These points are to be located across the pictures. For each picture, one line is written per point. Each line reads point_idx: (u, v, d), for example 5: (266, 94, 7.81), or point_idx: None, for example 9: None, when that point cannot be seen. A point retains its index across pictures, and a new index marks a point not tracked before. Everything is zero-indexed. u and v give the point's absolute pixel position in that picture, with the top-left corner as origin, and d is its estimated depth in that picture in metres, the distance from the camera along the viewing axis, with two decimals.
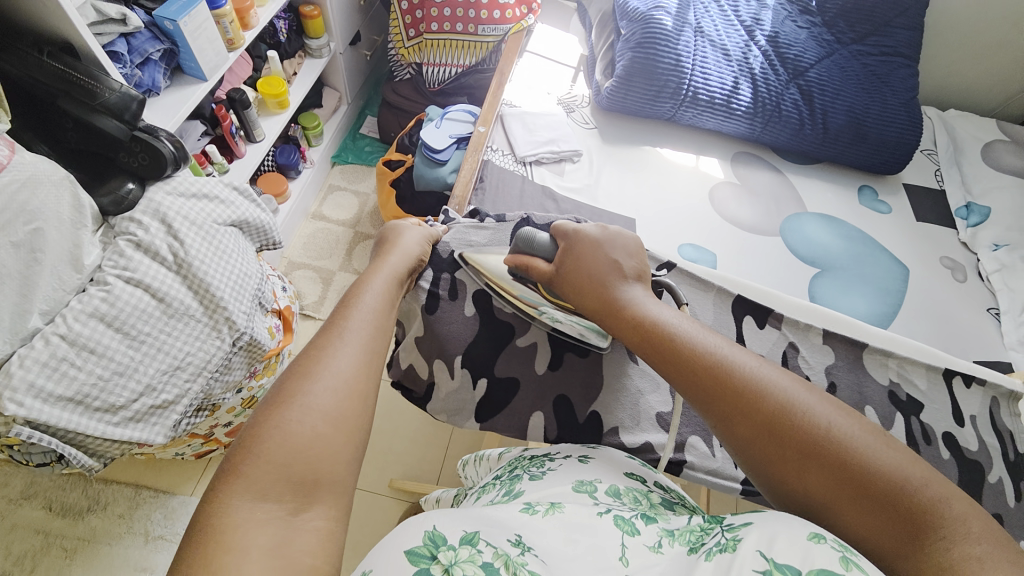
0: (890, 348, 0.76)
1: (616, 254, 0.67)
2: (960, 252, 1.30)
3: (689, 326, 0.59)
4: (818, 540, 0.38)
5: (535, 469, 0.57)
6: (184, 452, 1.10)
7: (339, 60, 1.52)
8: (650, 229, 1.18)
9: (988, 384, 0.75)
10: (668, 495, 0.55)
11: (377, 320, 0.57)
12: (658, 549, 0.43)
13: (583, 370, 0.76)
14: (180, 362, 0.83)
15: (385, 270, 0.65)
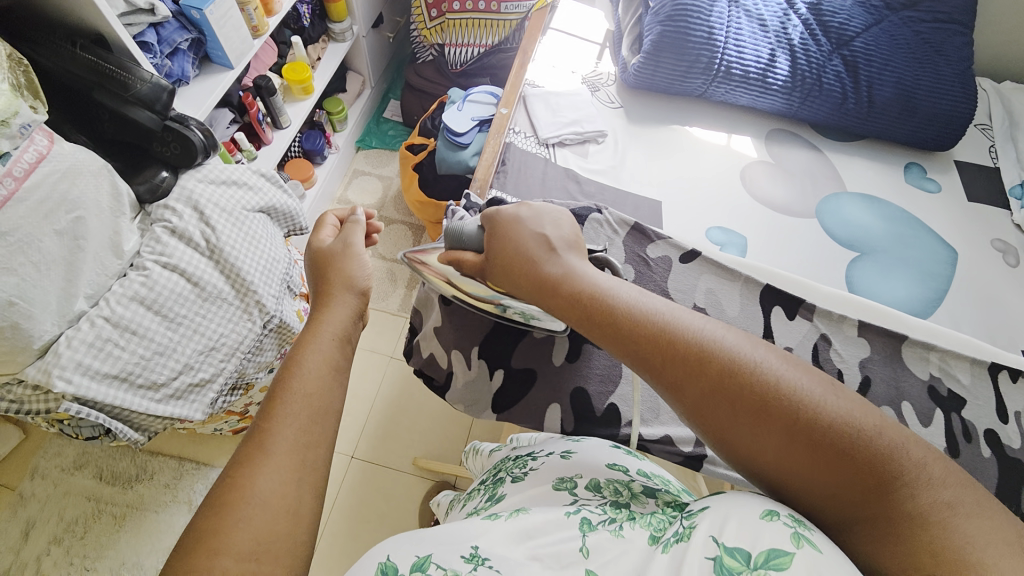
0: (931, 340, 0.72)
1: (545, 227, 0.62)
2: (1018, 234, 1.20)
3: (631, 296, 0.53)
4: (771, 516, 0.39)
5: (518, 470, 0.58)
6: (221, 428, 1.16)
7: (362, 43, 1.52)
8: (676, 212, 1.14)
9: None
10: (651, 481, 0.53)
11: (310, 406, 0.50)
12: (618, 533, 0.43)
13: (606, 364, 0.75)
14: (215, 343, 0.87)
15: (332, 323, 0.61)
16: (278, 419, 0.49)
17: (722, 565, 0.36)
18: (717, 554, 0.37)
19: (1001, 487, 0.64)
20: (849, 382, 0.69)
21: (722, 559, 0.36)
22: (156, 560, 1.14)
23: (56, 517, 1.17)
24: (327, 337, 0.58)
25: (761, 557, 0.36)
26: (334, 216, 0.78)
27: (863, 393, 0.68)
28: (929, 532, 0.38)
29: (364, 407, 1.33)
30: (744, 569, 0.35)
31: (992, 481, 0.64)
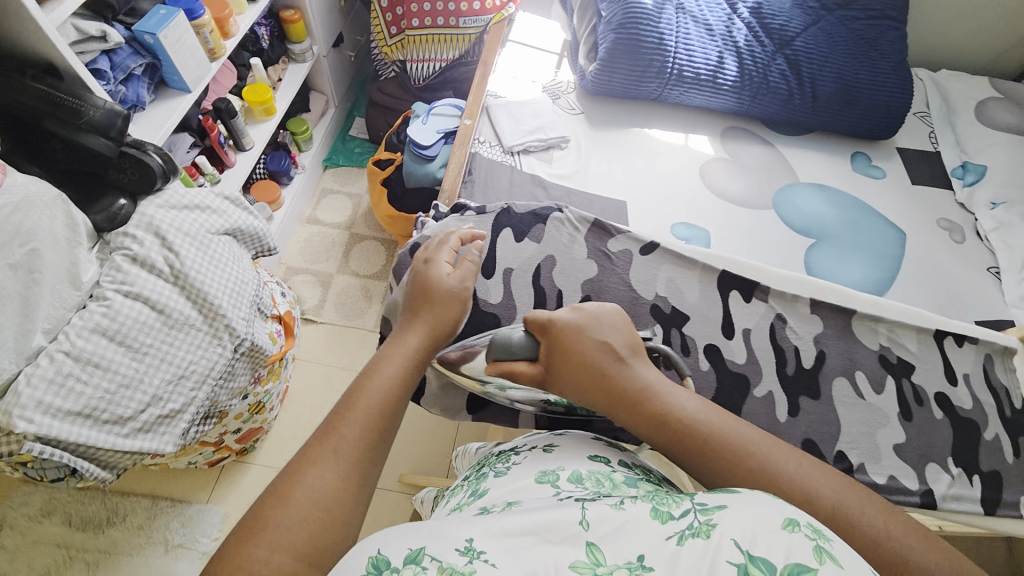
0: (879, 312, 0.76)
1: (604, 333, 0.62)
2: (959, 212, 1.28)
3: (694, 406, 0.58)
4: (793, 528, 0.38)
5: (500, 465, 0.59)
6: (197, 460, 1.12)
7: (323, 62, 1.52)
8: (641, 211, 1.18)
9: (980, 342, 0.75)
10: (631, 472, 0.55)
11: (358, 443, 0.53)
12: (619, 507, 0.43)
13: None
14: (184, 371, 0.85)
15: (402, 344, 0.62)
16: (337, 433, 0.54)
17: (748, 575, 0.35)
18: (741, 562, 0.36)
19: (954, 446, 0.68)
20: (806, 358, 0.72)
21: (748, 569, 0.35)
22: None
23: (21, 570, 1.10)
24: (395, 360, 0.61)
25: (786, 572, 0.35)
26: (462, 237, 0.74)
27: (819, 367, 0.71)
28: None
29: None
30: None
31: (945, 441, 0.68)
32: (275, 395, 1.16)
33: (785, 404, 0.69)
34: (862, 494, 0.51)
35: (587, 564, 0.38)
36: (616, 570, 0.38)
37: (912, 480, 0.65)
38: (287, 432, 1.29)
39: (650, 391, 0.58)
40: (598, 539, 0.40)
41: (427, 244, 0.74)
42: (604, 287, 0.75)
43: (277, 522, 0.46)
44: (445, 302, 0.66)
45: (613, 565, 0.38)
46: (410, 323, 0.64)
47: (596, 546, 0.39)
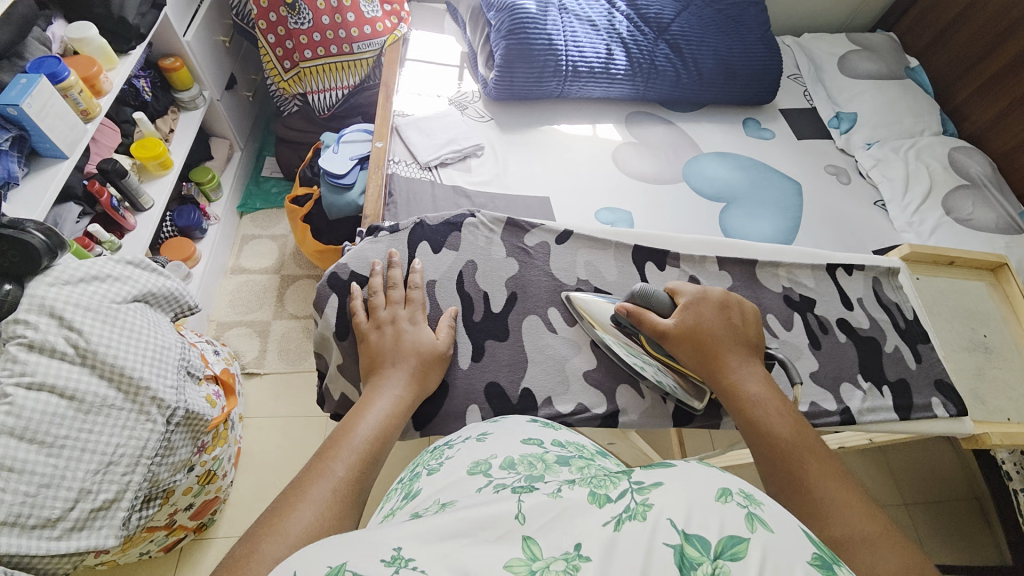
0: (778, 258, 0.83)
1: (728, 315, 0.68)
2: (841, 158, 1.43)
3: (766, 392, 0.62)
4: (726, 500, 0.39)
5: (434, 462, 0.54)
6: (149, 549, 1.02)
7: (218, 107, 1.46)
8: (566, 203, 1.22)
9: (867, 268, 0.83)
10: (565, 450, 0.53)
11: (350, 473, 0.53)
12: (556, 493, 0.40)
13: (506, 351, 0.74)
14: (111, 458, 0.79)
15: (387, 390, 0.62)
16: (327, 470, 0.52)
17: (684, 555, 0.35)
18: (677, 543, 0.36)
19: (861, 363, 0.75)
20: None
21: (683, 549, 0.36)
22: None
23: None
24: (382, 405, 0.60)
25: (720, 547, 0.36)
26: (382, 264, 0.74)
27: None
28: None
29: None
30: (706, 559, 0.35)
31: (852, 360, 0.75)
32: (226, 461, 1.09)
33: None
34: (902, 550, 0.46)
35: (523, 560, 0.35)
36: (555, 564, 0.35)
37: (831, 402, 0.71)
38: (249, 496, 1.21)
39: (738, 367, 0.65)
40: (535, 532, 0.37)
41: (375, 290, 0.71)
42: (526, 282, 0.78)
43: (270, 554, 0.43)
44: (417, 337, 0.67)
45: (551, 557, 0.36)
46: (382, 368, 0.64)
47: (533, 539, 0.37)
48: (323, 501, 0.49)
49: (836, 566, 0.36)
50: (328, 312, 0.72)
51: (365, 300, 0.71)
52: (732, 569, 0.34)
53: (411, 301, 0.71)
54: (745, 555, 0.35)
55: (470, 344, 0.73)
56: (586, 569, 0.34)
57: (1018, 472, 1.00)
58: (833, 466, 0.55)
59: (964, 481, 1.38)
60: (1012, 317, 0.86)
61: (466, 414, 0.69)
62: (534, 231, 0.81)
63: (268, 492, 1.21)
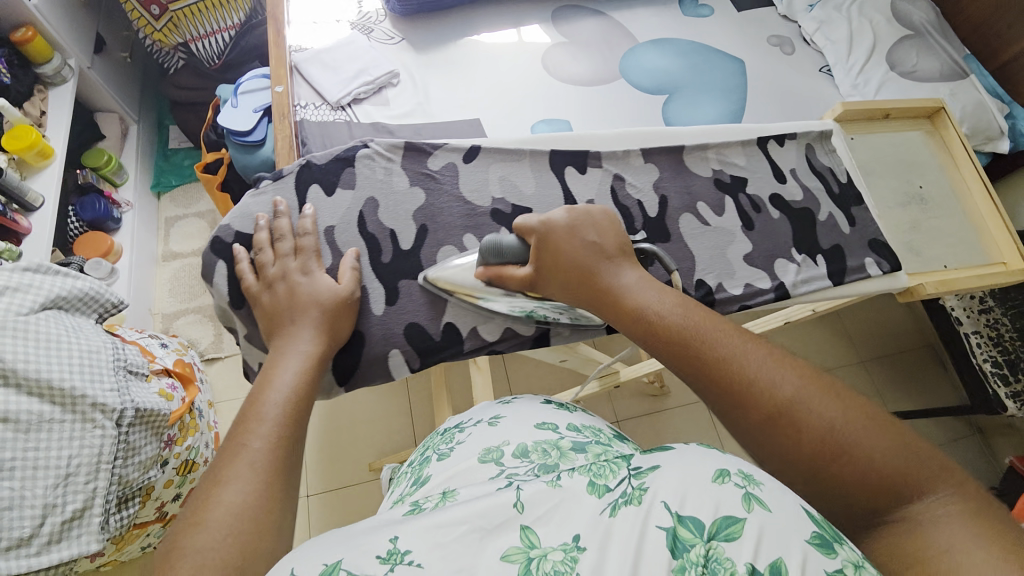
0: (706, 139, 0.78)
1: (586, 233, 0.63)
2: (785, 27, 1.36)
3: (657, 293, 0.58)
4: (723, 480, 0.42)
5: (444, 447, 0.65)
6: (150, 541, 1.04)
7: (91, 75, 1.25)
8: (499, 123, 1.13)
9: (799, 136, 0.81)
10: (580, 436, 0.60)
11: (274, 437, 0.52)
12: (556, 483, 0.46)
13: (422, 290, 0.68)
14: (68, 469, 0.76)
15: (292, 349, 0.60)
16: (241, 446, 0.51)
17: (677, 536, 0.38)
18: (670, 525, 0.39)
19: (794, 237, 0.74)
20: (650, 207, 0.73)
21: (677, 530, 0.39)
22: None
23: None
24: (290, 367, 0.58)
25: (715, 528, 0.38)
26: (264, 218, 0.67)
27: (664, 211, 0.73)
28: (838, 463, 0.45)
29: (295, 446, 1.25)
30: (698, 539, 0.38)
31: (786, 235, 0.74)
32: (205, 446, 1.07)
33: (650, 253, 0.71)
34: (831, 392, 0.49)
35: (520, 548, 0.40)
36: (552, 554, 0.39)
37: (765, 281, 0.71)
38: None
39: (621, 283, 0.59)
40: (533, 521, 0.42)
41: (261, 246, 0.65)
42: (438, 209, 0.72)
43: (196, 540, 0.44)
44: (314, 287, 0.63)
45: (548, 546, 0.40)
46: (283, 330, 0.61)
47: (531, 528, 0.41)
48: (244, 475, 0.49)
49: (837, 546, 0.38)
50: (219, 280, 0.67)
51: (253, 260, 0.66)
52: (727, 553, 0.37)
53: (302, 249, 0.66)
54: (739, 535, 0.38)
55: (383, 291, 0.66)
56: (583, 561, 0.38)
57: (968, 315, 1.03)
58: (757, 341, 0.52)
59: (916, 331, 1.47)
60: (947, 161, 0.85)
61: (389, 360, 0.66)
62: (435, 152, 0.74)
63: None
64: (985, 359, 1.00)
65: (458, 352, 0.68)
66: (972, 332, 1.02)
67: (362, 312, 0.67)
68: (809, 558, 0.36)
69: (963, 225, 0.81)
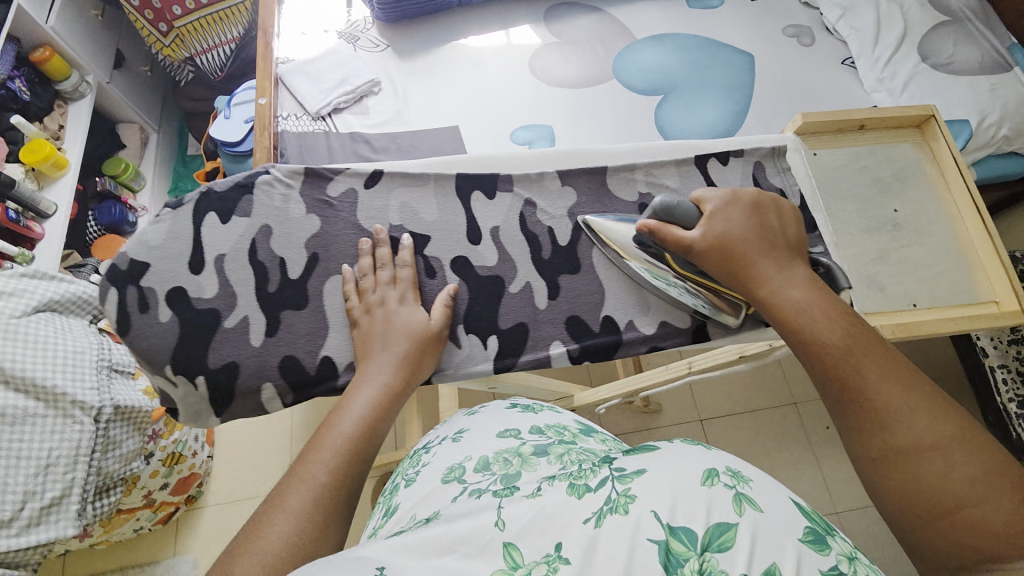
0: (635, 157, 0.58)
1: (766, 218, 0.50)
2: (804, 15, 1.22)
3: (817, 301, 0.46)
4: (712, 481, 0.36)
5: (412, 470, 0.56)
6: (141, 524, 1.12)
7: (112, 90, 1.35)
8: (476, 129, 1.10)
9: (746, 152, 0.58)
10: (542, 439, 0.54)
11: (342, 463, 0.41)
12: (536, 494, 0.39)
13: (305, 321, 0.48)
14: (48, 460, 0.83)
15: (367, 378, 0.45)
16: (308, 473, 0.40)
17: (669, 551, 0.32)
18: (662, 538, 0.33)
19: None
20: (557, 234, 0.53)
21: (669, 545, 0.33)
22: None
23: None
24: (366, 395, 0.44)
25: (707, 537, 0.33)
26: None
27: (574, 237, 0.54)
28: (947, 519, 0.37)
29: (278, 450, 1.28)
30: (692, 554, 0.32)
31: None
32: (192, 440, 1.13)
33: (545, 289, 0.51)
34: (981, 454, 0.39)
35: (505, 571, 0.33)
36: (536, 569, 0.33)
37: (683, 319, 0.54)
38: (230, 469, 1.26)
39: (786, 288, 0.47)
40: (518, 535, 0.35)
41: None
42: (331, 238, 0.51)
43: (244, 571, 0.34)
44: (402, 318, 0.47)
45: (532, 562, 0.33)
46: (365, 333, 0.47)
47: (514, 544, 0.34)
48: (304, 508, 0.38)
49: (829, 542, 0.34)
50: None
51: None
52: (720, 563, 0.32)
53: (400, 281, 0.49)
54: (734, 544, 0.33)
55: (261, 316, 0.48)
56: (569, 571, 0.32)
57: (995, 346, 0.90)
58: (899, 375, 0.43)
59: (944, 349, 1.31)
60: (930, 177, 0.59)
61: (260, 396, 0.47)
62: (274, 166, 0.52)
63: (244, 465, 1.27)
64: (1010, 399, 0.88)
65: (333, 391, 0.47)
66: (999, 366, 0.89)
67: (224, 347, 0.47)
68: (803, 561, 0.32)
69: (951, 264, 0.56)
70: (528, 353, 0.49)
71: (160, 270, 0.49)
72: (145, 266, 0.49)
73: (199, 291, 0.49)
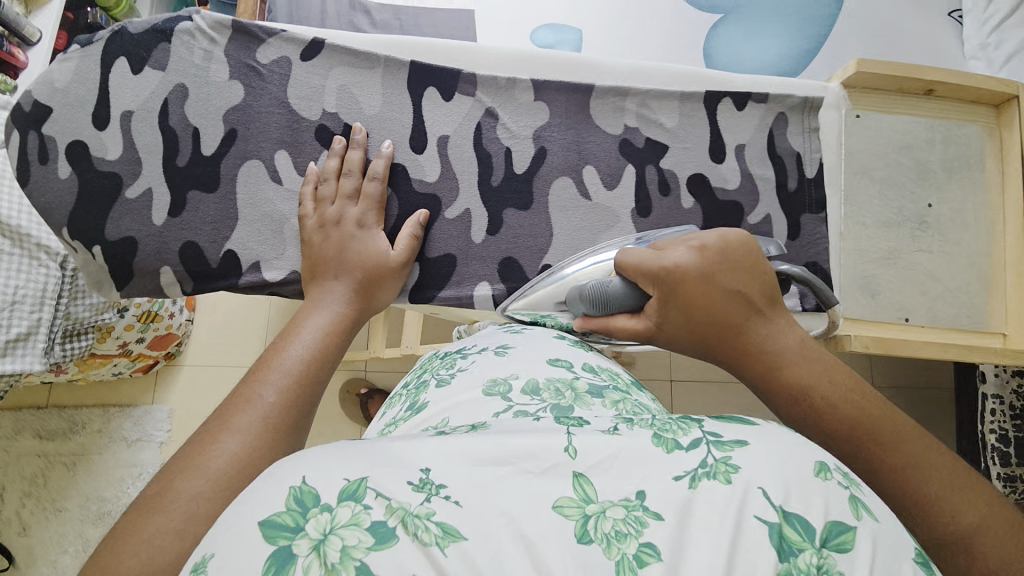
0: (629, 78, 0.48)
1: (735, 269, 0.37)
2: None
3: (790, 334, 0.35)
4: (826, 476, 0.23)
5: (444, 370, 0.38)
6: (120, 369, 1.06)
7: None
8: (488, 23, 0.85)
9: (771, 98, 0.47)
10: (598, 377, 0.35)
11: (298, 385, 0.34)
12: (614, 431, 0.25)
13: (214, 206, 0.44)
14: (13, 297, 0.74)
15: (319, 307, 0.39)
16: (254, 394, 0.33)
17: (781, 541, 0.21)
18: (774, 521, 0.21)
19: None
20: (518, 162, 0.46)
21: (779, 530, 0.21)
22: (118, 492, 1.10)
23: (17, 476, 1.09)
24: (319, 321, 0.38)
25: (822, 533, 0.21)
26: None
27: (536, 168, 0.46)
28: None
29: (259, 318, 1.19)
30: (809, 548, 0.21)
31: None
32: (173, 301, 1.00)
33: (485, 221, 0.46)
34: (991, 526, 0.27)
35: (576, 501, 0.22)
36: (611, 511, 0.22)
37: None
38: (209, 336, 1.18)
39: (769, 339, 0.35)
40: (591, 467, 0.23)
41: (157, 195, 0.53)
42: (254, 113, 0.45)
43: (186, 490, 0.27)
44: (360, 245, 0.42)
45: (608, 500, 0.22)
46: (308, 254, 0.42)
47: (585, 476, 0.23)
48: (255, 428, 0.31)
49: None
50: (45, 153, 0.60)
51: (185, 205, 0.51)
52: (841, 567, 0.20)
53: (364, 196, 0.43)
54: (856, 548, 0.21)
55: (166, 191, 0.44)
56: (656, 536, 0.21)
57: (996, 375, 0.81)
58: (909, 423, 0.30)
59: None
60: (986, 175, 0.49)
61: (158, 279, 0.44)
62: (221, 24, 0.45)
63: (225, 333, 1.18)
64: (992, 430, 0.81)
65: (236, 288, 0.45)
66: (992, 396, 0.81)
67: (125, 221, 0.44)
68: None
69: (969, 284, 0.47)
70: (450, 289, 0.45)
71: (63, 119, 0.44)
72: (48, 111, 0.44)
73: (102, 150, 0.44)
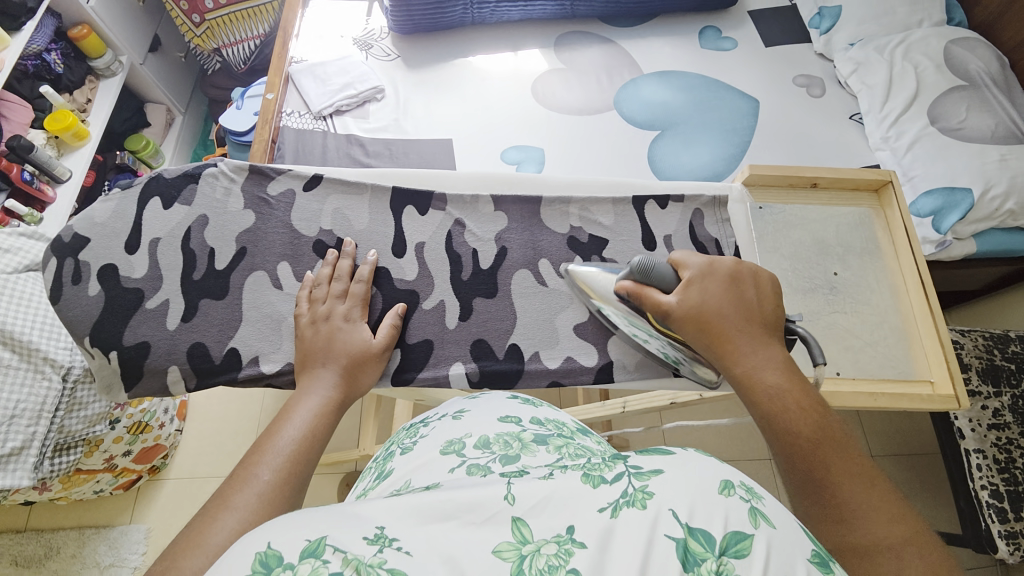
0: (572, 190, 0.59)
1: (745, 290, 0.46)
2: (817, 66, 1.11)
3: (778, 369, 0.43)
4: (728, 492, 0.26)
5: (409, 440, 0.43)
6: (103, 487, 1.03)
7: (143, 71, 1.38)
8: (465, 147, 1.01)
9: (687, 198, 0.58)
10: (543, 428, 0.40)
11: (292, 465, 0.38)
12: (549, 476, 0.29)
13: (221, 311, 0.51)
14: (13, 411, 0.77)
15: (310, 393, 0.44)
16: (251, 474, 0.36)
17: (686, 551, 0.24)
18: (680, 535, 0.25)
19: None
20: (484, 259, 0.55)
21: (687, 543, 0.24)
22: None
23: None
24: (310, 404, 0.43)
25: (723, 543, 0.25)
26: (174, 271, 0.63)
27: (499, 264, 0.55)
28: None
29: (250, 423, 1.20)
30: (711, 557, 0.24)
31: None
32: (163, 411, 1.02)
33: (457, 309, 0.53)
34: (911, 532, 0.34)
35: (513, 543, 0.25)
36: (545, 548, 0.25)
37: (591, 357, 0.53)
38: (200, 445, 1.17)
39: (753, 355, 0.43)
40: (527, 510, 0.26)
41: None
42: (261, 234, 0.54)
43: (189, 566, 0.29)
44: (351, 337, 0.48)
45: (542, 539, 0.25)
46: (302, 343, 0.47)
47: (524, 519, 0.26)
48: (254, 507, 0.34)
49: (836, 566, 0.25)
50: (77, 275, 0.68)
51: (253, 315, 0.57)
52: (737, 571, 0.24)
53: (350, 294, 0.50)
54: (751, 552, 0.24)
55: (181, 300, 0.51)
56: (581, 560, 0.24)
57: (972, 428, 0.84)
58: (857, 455, 0.38)
59: None
60: (881, 248, 0.58)
61: (166, 377, 0.49)
62: (239, 168, 0.56)
63: (215, 442, 1.18)
64: (983, 486, 0.81)
65: (236, 381, 0.49)
66: (974, 451, 0.83)
67: (141, 327, 0.50)
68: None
69: (887, 338, 0.55)
70: (427, 370, 0.51)
71: (99, 246, 0.53)
72: (86, 240, 0.53)
73: (129, 270, 0.52)
